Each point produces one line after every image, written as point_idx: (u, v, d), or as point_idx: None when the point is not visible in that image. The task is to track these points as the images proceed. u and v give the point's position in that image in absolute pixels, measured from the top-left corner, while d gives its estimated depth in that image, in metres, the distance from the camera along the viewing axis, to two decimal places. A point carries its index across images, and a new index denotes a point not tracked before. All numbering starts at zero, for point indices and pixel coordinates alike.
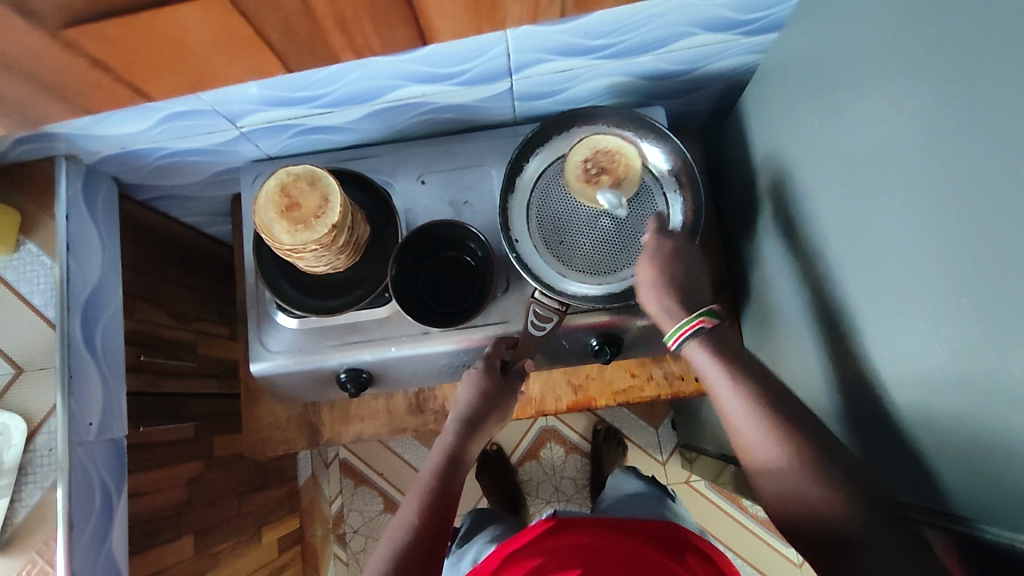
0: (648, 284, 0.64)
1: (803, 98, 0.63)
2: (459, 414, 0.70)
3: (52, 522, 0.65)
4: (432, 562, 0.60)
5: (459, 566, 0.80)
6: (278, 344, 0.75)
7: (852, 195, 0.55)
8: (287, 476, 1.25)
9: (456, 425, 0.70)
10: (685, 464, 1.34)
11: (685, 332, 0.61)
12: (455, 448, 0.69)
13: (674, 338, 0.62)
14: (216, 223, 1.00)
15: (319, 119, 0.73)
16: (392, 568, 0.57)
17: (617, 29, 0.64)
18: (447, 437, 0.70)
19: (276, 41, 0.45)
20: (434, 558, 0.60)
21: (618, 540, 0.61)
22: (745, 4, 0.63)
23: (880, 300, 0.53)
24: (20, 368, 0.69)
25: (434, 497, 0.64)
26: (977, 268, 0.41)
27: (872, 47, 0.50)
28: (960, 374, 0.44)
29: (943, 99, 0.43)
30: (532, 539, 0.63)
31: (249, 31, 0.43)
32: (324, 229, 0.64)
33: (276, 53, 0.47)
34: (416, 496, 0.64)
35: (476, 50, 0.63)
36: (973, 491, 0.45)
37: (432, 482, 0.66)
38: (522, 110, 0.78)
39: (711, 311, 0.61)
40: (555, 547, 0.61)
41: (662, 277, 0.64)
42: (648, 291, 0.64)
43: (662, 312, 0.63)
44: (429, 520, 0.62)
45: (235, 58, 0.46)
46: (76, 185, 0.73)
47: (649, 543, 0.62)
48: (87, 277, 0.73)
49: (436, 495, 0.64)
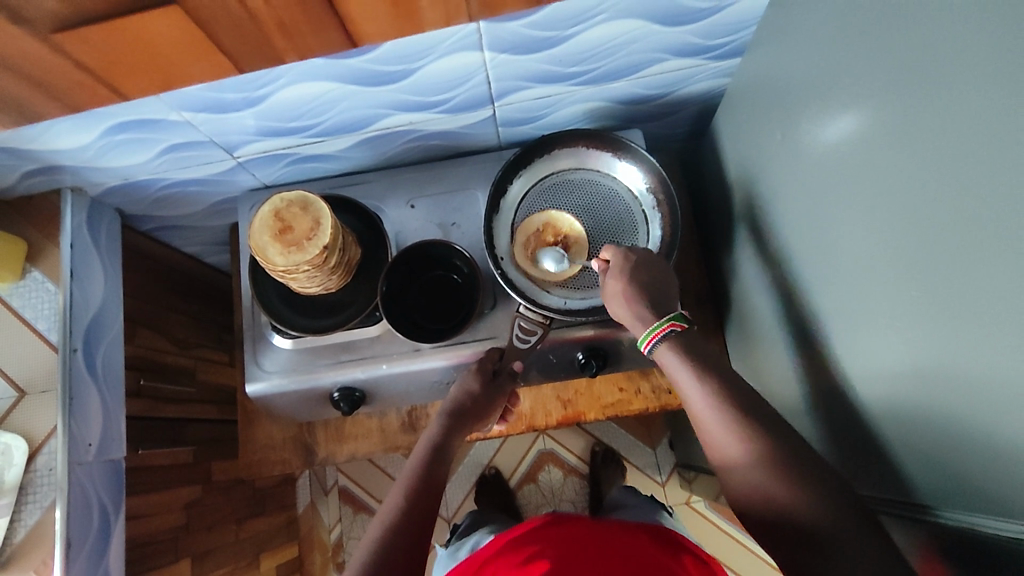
0: (618, 294, 0.65)
1: (767, 116, 0.66)
2: (445, 408, 0.72)
3: (50, 540, 0.67)
4: (415, 543, 0.60)
5: (456, 556, 0.84)
6: (273, 364, 0.77)
7: (817, 203, 0.58)
8: (286, 503, 1.25)
9: (442, 419, 0.72)
10: (684, 485, 1.34)
11: (654, 337, 0.62)
12: (441, 440, 0.70)
13: (647, 341, 0.62)
14: (216, 252, 1.04)
15: (313, 148, 0.77)
16: (378, 548, 0.58)
17: (590, 56, 0.68)
18: (433, 428, 0.71)
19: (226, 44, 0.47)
20: (421, 542, 0.61)
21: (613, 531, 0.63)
22: (709, 30, 0.67)
23: (847, 302, 0.55)
24: (23, 391, 0.71)
25: (423, 484, 0.65)
26: (926, 262, 0.44)
27: (826, 65, 0.54)
28: (922, 364, 0.46)
29: (890, 108, 0.46)
30: (531, 530, 0.65)
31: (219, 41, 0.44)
32: (315, 250, 0.67)
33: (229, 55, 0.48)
34: (404, 482, 0.66)
35: (459, 78, 0.67)
36: (942, 481, 0.46)
37: (418, 469, 0.67)
38: (506, 135, 0.82)
39: (680, 315, 0.62)
40: (552, 532, 0.63)
41: (669, 298, 0.65)
42: (619, 299, 0.65)
43: (633, 318, 0.64)
44: (417, 503, 0.63)
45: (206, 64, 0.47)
46: (81, 216, 0.77)
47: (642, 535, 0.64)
48: (89, 302, 0.76)
49: (422, 482, 0.66)
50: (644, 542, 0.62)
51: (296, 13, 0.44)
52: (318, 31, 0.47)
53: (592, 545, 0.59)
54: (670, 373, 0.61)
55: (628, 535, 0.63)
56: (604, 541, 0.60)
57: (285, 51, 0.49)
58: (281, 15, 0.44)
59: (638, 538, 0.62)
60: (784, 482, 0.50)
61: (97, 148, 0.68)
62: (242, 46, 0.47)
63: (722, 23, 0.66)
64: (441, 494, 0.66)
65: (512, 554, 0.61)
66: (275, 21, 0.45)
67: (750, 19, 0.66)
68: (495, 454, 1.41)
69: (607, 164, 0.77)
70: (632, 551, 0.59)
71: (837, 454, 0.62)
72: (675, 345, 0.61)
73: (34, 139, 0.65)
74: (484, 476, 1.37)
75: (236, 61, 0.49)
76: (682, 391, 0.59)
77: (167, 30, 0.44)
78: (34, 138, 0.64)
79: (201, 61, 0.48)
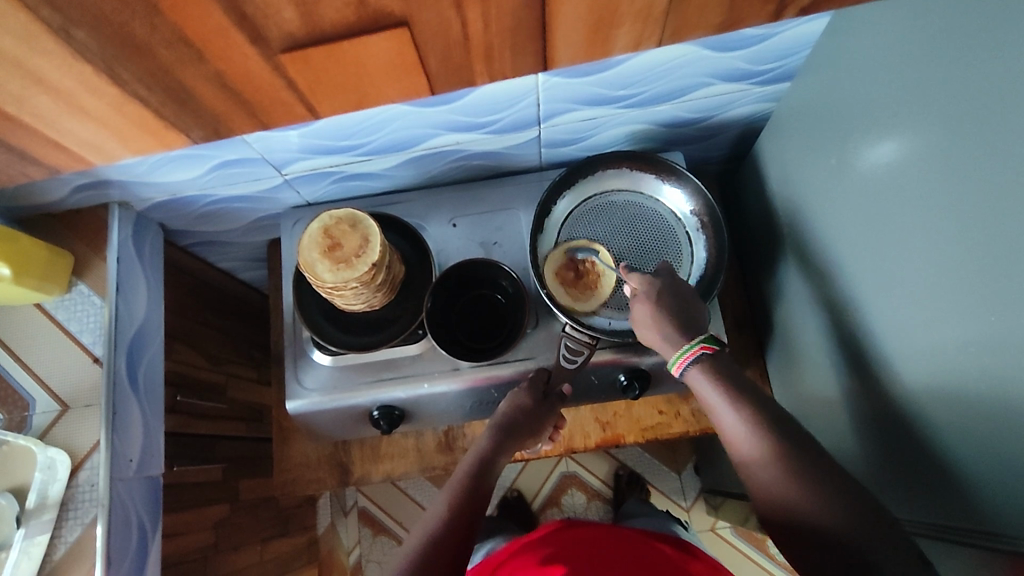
0: (646, 318, 0.65)
1: (817, 141, 0.67)
2: (494, 420, 0.72)
3: (90, 557, 0.66)
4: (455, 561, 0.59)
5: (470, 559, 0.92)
6: (313, 381, 0.77)
7: (870, 228, 0.58)
8: (307, 524, 1.22)
9: (491, 431, 0.71)
10: (710, 511, 1.32)
11: (686, 359, 0.63)
12: (488, 452, 0.70)
13: (675, 365, 0.63)
14: (250, 267, 1.04)
15: (359, 166, 0.77)
16: (420, 553, 0.58)
17: (638, 80, 0.68)
18: (481, 442, 0.71)
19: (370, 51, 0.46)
20: (462, 551, 0.60)
21: (621, 540, 0.67)
22: (758, 56, 0.68)
23: (907, 327, 0.54)
24: (66, 405, 0.71)
25: (469, 493, 0.65)
26: (1004, 286, 0.43)
27: (882, 92, 0.54)
28: (995, 391, 0.45)
29: (953, 134, 0.46)
30: (544, 535, 0.69)
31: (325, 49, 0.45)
32: (365, 267, 0.67)
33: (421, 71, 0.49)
34: (450, 490, 0.66)
35: (509, 100, 0.68)
36: (1011, 509, 0.46)
37: (466, 483, 0.66)
38: (548, 156, 0.83)
39: (711, 337, 0.63)
40: (562, 537, 0.67)
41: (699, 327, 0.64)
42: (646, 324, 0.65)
43: (660, 340, 0.65)
44: (461, 513, 0.63)
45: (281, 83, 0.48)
46: (127, 230, 0.77)
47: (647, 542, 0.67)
48: (133, 316, 0.76)
49: (467, 493, 0.65)
50: (666, 552, 0.66)
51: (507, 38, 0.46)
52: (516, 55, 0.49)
53: (602, 555, 0.62)
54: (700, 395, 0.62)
55: (647, 545, 0.67)
56: (611, 550, 0.64)
57: (477, 73, 0.51)
58: (490, 41, 0.46)
59: (655, 548, 0.66)
60: (806, 495, 0.52)
61: (149, 164, 0.69)
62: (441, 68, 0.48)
63: (772, 48, 0.67)
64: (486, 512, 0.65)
65: (524, 559, 0.65)
66: (482, 44, 0.47)
67: (801, 45, 0.67)
68: (518, 477, 1.39)
69: (652, 186, 0.78)
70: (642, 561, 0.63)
71: (887, 480, 0.61)
72: (703, 368, 0.61)
73: None
74: (506, 498, 1.35)
75: (430, 83, 0.51)
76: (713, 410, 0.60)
77: (381, 51, 0.45)
78: None
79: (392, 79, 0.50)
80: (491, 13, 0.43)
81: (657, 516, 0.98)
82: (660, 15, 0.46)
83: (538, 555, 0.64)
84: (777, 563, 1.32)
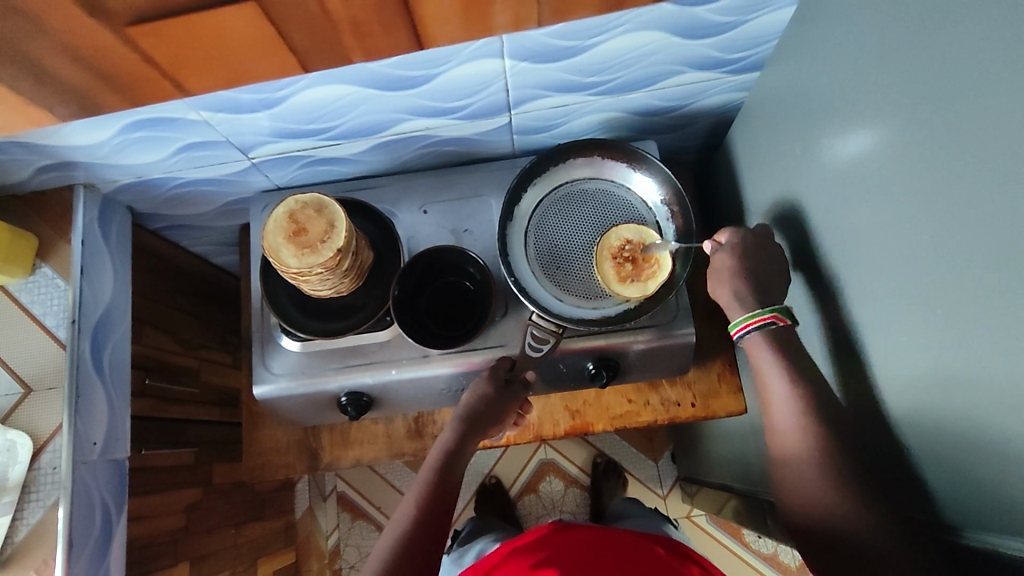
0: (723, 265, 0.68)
1: (786, 131, 0.66)
2: (458, 413, 0.72)
3: (52, 539, 0.66)
4: (430, 556, 0.61)
5: (461, 562, 0.92)
6: (281, 366, 0.77)
7: (843, 217, 0.58)
8: (284, 509, 1.23)
9: (455, 425, 0.72)
10: (686, 499, 1.34)
11: (752, 323, 0.65)
12: (454, 446, 0.71)
13: (738, 326, 0.66)
14: (224, 252, 1.03)
15: (329, 151, 0.77)
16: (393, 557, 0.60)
17: (608, 67, 0.68)
18: (446, 436, 0.72)
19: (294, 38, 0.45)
20: (434, 550, 0.62)
21: (614, 540, 0.68)
22: (729, 44, 0.67)
23: (873, 317, 0.55)
24: (29, 388, 0.70)
25: (436, 491, 0.66)
26: (958, 278, 0.43)
27: (848, 83, 0.54)
28: (953, 381, 0.45)
29: (913, 125, 0.46)
30: (535, 539, 0.69)
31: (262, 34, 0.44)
32: (329, 253, 0.67)
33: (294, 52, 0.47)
34: (418, 488, 0.67)
35: (478, 85, 0.67)
36: (967, 500, 0.46)
37: (432, 478, 0.68)
38: (521, 143, 0.82)
39: (784, 309, 0.65)
40: (554, 540, 0.68)
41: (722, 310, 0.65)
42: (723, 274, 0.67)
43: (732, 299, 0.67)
44: (429, 513, 0.64)
45: (239, 66, 0.47)
46: (93, 213, 0.77)
47: (647, 541, 0.69)
48: (98, 299, 0.75)
49: (435, 490, 0.66)
50: (660, 553, 0.66)
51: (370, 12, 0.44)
52: (392, 33, 0.46)
53: (601, 556, 0.63)
54: (755, 362, 0.65)
55: (643, 548, 0.66)
56: (605, 550, 0.65)
57: (353, 51, 0.48)
58: (355, 14, 0.43)
59: (650, 552, 0.65)
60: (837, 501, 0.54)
61: (112, 145, 0.68)
62: (313, 43, 0.46)
63: (742, 37, 0.66)
64: (455, 503, 0.67)
65: (516, 562, 0.66)
66: (348, 20, 0.44)
67: (770, 34, 0.67)
68: (496, 464, 1.39)
69: (622, 174, 0.78)
70: (641, 559, 0.64)
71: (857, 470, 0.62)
72: (766, 338, 0.64)
73: (51, 134, 0.64)
74: (484, 485, 1.36)
75: (303, 60, 0.48)
76: (765, 377, 0.63)
77: (243, 34, 0.43)
78: (51, 133, 0.64)
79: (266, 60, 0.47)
80: None
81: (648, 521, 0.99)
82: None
83: (532, 560, 0.64)
84: (751, 550, 1.34)
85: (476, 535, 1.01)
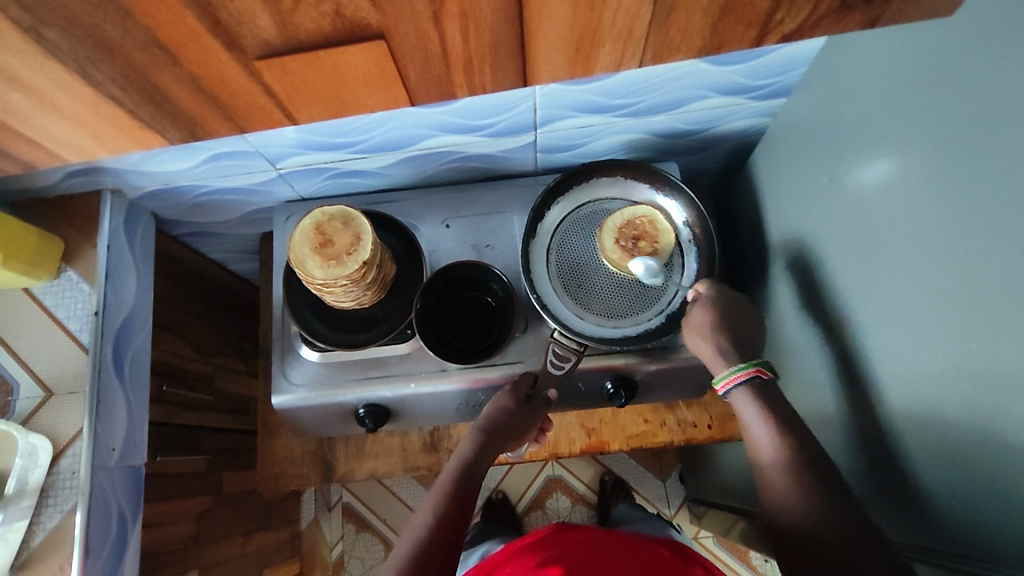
0: (705, 321, 0.68)
1: (809, 158, 0.67)
2: (478, 425, 0.73)
3: (68, 545, 0.66)
4: (443, 562, 0.61)
5: (465, 561, 0.93)
6: (300, 376, 0.77)
7: (862, 246, 0.58)
8: (291, 518, 1.22)
9: (475, 435, 0.72)
10: (694, 520, 1.33)
11: (735, 378, 0.65)
12: (472, 456, 0.71)
13: (722, 382, 0.65)
14: (242, 259, 1.04)
15: (354, 164, 0.77)
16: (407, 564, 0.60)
17: (634, 90, 0.69)
18: (465, 445, 0.72)
19: (412, 78, 0.46)
20: (449, 557, 0.62)
21: (629, 541, 0.67)
22: (755, 71, 0.68)
23: (892, 347, 0.55)
24: (50, 391, 0.71)
25: (454, 500, 0.66)
26: (985, 311, 0.43)
27: (873, 115, 0.55)
28: (974, 413, 0.46)
29: (941, 158, 0.46)
30: (537, 538, 0.70)
31: (395, 72, 0.44)
32: (355, 265, 0.67)
33: (407, 88, 0.47)
34: (436, 496, 0.67)
35: (507, 104, 0.68)
36: (991, 534, 0.46)
37: (449, 488, 0.68)
38: (544, 161, 0.83)
39: (765, 362, 0.65)
40: (561, 538, 0.67)
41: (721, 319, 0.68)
42: (706, 328, 0.68)
43: (715, 354, 0.67)
44: (446, 520, 0.64)
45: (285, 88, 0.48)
46: (118, 219, 0.77)
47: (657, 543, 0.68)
48: (121, 303, 0.76)
49: (453, 499, 0.66)
50: (665, 555, 0.65)
51: (486, 54, 0.44)
52: (500, 70, 0.46)
53: (605, 554, 0.63)
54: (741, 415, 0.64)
55: (647, 548, 0.66)
56: (614, 552, 0.64)
57: (461, 87, 0.48)
58: (471, 56, 0.44)
59: (656, 551, 0.65)
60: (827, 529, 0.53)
61: (144, 153, 0.68)
62: (426, 80, 0.46)
63: (770, 64, 0.67)
64: (471, 516, 0.67)
65: (525, 558, 0.65)
66: (463, 60, 0.44)
67: (797, 62, 0.67)
68: (503, 479, 1.39)
69: (647, 196, 0.78)
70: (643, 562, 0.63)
71: (869, 496, 0.62)
72: (752, 390, 0.63)
73: None
74: (491, 499, 1.35)
75: (411, 93, 0.48)
76: (750, 428, 0.62)
77: (364, 66, 0.43)
78: None
79: (380, 92, 0.47)
80: (474, 28, 0.41)
81: (653, 520, 0.99)
82: (643, 37, 0.44)
83: (538, 557, 0.64)
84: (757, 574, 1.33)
85: (477, 541, 1.03)
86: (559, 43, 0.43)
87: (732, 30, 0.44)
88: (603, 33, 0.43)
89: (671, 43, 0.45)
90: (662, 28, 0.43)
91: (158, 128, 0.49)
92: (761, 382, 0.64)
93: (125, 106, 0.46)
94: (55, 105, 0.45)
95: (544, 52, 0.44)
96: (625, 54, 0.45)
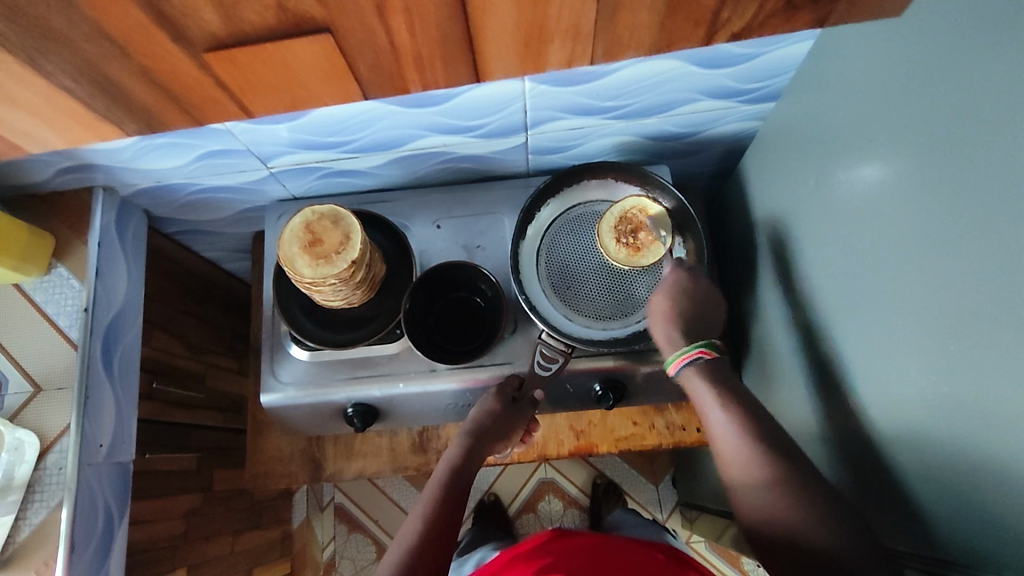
0: (662, 308, 0.67)
1: (798, 162, 0.67)
2: (466, 428, 0.72)
3: (54, 540, 0.66)
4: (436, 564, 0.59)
5: (461, 568, 0.92)
6: (289, 375, 0.77)
7: (847, 250, 0.59)
8: (282, 518, 1.22)
9: (464, 439, 0.71)
10: (686, 524, 1.33)
11: (683, 360, 0.62)
12: (461, 460, 0.70)
13: (673, 364, 0.63)
14: (236, 258, 1.04)
15: (345, 163, 0.78)
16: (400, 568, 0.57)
17: (624, 92, 0.69)
18: (453, 450, 0.71)
19: (363, 72, 0.47)
20: (442, 562, 0.59)
21: (625, 545, 0.67)
22: (745, 74, 0.68)
23: (875, 351, 0.55)
24: (39, 387, 0.71)
25: (445, 503, 0.64)
26: (964, 315, 0.44)
27: (859, 119, 0.55)
28: (953, 417, 0.46)
29: (924, 164, 0.47)
30: (534, 547, 0.69)
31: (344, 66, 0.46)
32: (344, 264, 0.67)
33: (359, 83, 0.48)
34: (426, 501, 0.65)
35: (497, 105, 0.68)
36: (973, 537, 0.46)
37: (439, 492, 0.66)
38: (535, 163, 0.83)
39: (712, 343, 0.62)
40: (557, 546, 0.67)
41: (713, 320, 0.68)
42: (661, 316, 0.67)
43: (665, 339, 0.65)
44: (438, 524, 0.62)
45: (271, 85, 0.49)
46: (110, 216, 0.77)
47: (654, 547, 0.67)
48: (112, 300, 0.76)
49: (443, 503, 0.64)
50: (659, 559, 0.64)
51: (434, 49, 0.45)
52: (450, 65, 0.47)
53: (600, 560, 0.62)
54: (694, 398, 0.62)
55: (643, 552, 0.65)
56: (609, 556, 0.63)
57: (411, 82, 0.49)
58: (420, 51, 0.45)
59: (649, 556, 0.64)
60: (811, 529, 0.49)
61: (135, 150, 0.69)
62: (376, 74, 0.47)
63: (759, 69, 0.67)
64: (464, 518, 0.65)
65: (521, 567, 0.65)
66: (413, 55, 0.45)
67: (787, 66, 0.68)
68: (495, 480, 1.39)
69: None
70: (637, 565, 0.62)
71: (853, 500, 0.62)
72: (700, 371, 0.61)
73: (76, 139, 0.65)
74: (483, 501, 1.35)
75: (364, 89, 0.49)
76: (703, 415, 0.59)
77: (312, 58, 0.44)
78: None
79: (330, 87, 0.48)
80: (415, 21, 0.41)
81: (642, 526, 0.99)
82: (590, 35, 0.46)
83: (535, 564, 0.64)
84: None
85: (469, 545, 1.02)
86: (506, 40, 0.45)
87: (680, 29, 0.47)
88: (550, 31, 0.45)
89: (620, 41, 0.48)
90: (609, 26, 0.45)
91: (115, 121, 0.51)
92: (715, 361, 0.61)
93: (76, 96, 0.46)
94: (16, 94, 0.46)
95: (493, 48, 0.46)
96: (574, 51, 0.48)
